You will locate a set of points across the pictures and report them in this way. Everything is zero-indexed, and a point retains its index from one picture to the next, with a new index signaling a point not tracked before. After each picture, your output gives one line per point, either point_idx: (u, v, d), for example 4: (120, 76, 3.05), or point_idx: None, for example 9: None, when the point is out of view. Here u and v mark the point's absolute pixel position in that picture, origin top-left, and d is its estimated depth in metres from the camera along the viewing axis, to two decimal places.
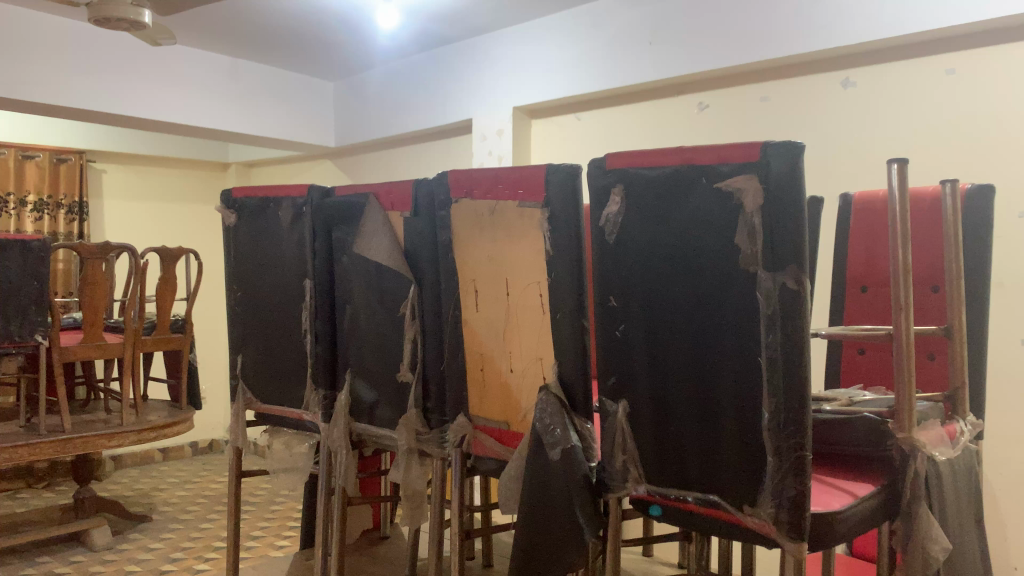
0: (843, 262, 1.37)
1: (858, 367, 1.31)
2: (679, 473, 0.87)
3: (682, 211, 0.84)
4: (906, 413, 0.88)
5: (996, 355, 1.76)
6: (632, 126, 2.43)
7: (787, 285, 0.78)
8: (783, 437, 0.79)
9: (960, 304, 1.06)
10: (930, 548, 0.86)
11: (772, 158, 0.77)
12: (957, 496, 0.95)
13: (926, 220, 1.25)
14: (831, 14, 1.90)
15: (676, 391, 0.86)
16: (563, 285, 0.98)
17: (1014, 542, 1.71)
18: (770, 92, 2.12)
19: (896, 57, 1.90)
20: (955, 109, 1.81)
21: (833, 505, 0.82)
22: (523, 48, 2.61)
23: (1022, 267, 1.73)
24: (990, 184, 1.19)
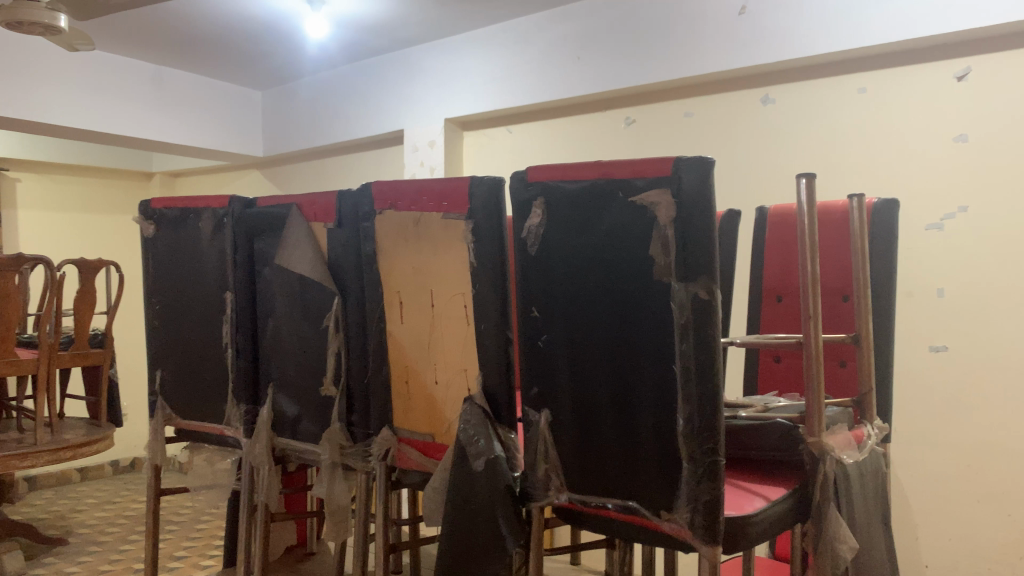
0: (760, 273, 1.42)
1: (773, 375, 1.36)
2: (599, 481, 0.89)
3: (601, 223, 0.86)
4: (816, 418, 0.91)
5: (906, 362, 1.84)
6: (561, 140, 2.47)
7: (699, 295, 0.80)
8: (697, 442, 0.81)
9: (867, 313, 1.11)
10: (839, 549, 0.90)
11: (683, 172, 0.79)
12: (864, 498, 0.99)
13: (836, 232, 1.31)
14: (751, 33, 1.97)
15: (595, 400, 0.88)
16: (486, 296, 0.99)
17: (924, 539, 1.79)
18: (694, 108, 2.18)
19: (812, 77, 1.98)
20: (866, 126, 1.89)
21: (746, 509, 0.85)
22: (453, 60, 2.62)
23: (929, 277, 1.81)
24: (894, 198, 1.26)
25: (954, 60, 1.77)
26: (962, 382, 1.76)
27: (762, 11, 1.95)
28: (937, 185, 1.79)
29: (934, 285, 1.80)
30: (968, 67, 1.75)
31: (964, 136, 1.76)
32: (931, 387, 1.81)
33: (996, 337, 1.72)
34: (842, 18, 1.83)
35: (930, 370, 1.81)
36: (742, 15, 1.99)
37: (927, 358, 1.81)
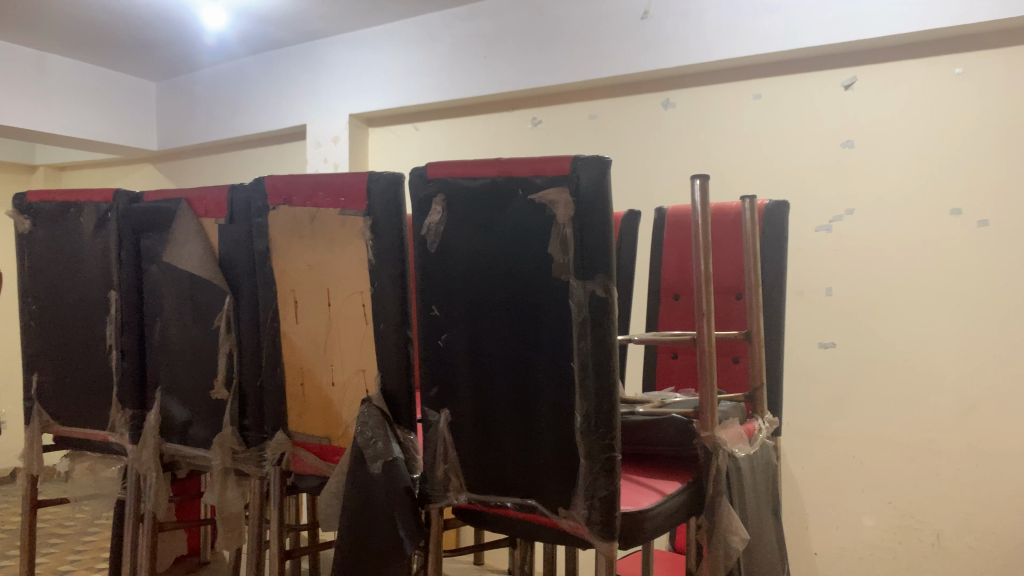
0: (658, 272, 1.45)
1: (671, 371, 1.39)
2: (499, 480, 0.88)
3: (501, 221, 0.85)
4: (709, 413, 0.93)
5: (797, 358, 1.92)
6: (468, 139, 2.46)
7: (596, 292, 0.81)
8: (594, 439, 0.82)
9: (758, 311, 1.15)
10: (731, 540, 0.91)
11: (581, 171, 0.79)
12: (755, 489, 1.02)
13: (729, 233, 1.35)
14: (653, 38, 2.02)
15: (495, 400, 0.87)
16: (385, 295, 0.97)
17: (813, 528, 1.87)
18: (598, 109, 2.21)
19: (711, 81, 2.03)
20: (761, 130, 1.96)
21: (642, 504, 0.86)
22: (357, 56, 2.57)
23: (818, 276, 1.89)
24: (783, 201, 1.31)
25: (842, 69, 1.86)
26: (848, 376, 1.85)
27: (664, 15, 2.00)
28: (826, 188, 1.87)
29: (823, 284, 1.88)
30: (854, 77, 1.84)
31: (850, 142, 1.84)
32: (820, 382, 1.89)
33: (879, 333, 1.81)
34: (739, 26, 1.90)
35: (819, 366, 1.89)
36: (645, 19, 2.03)
37: (816, 354, 1.89)
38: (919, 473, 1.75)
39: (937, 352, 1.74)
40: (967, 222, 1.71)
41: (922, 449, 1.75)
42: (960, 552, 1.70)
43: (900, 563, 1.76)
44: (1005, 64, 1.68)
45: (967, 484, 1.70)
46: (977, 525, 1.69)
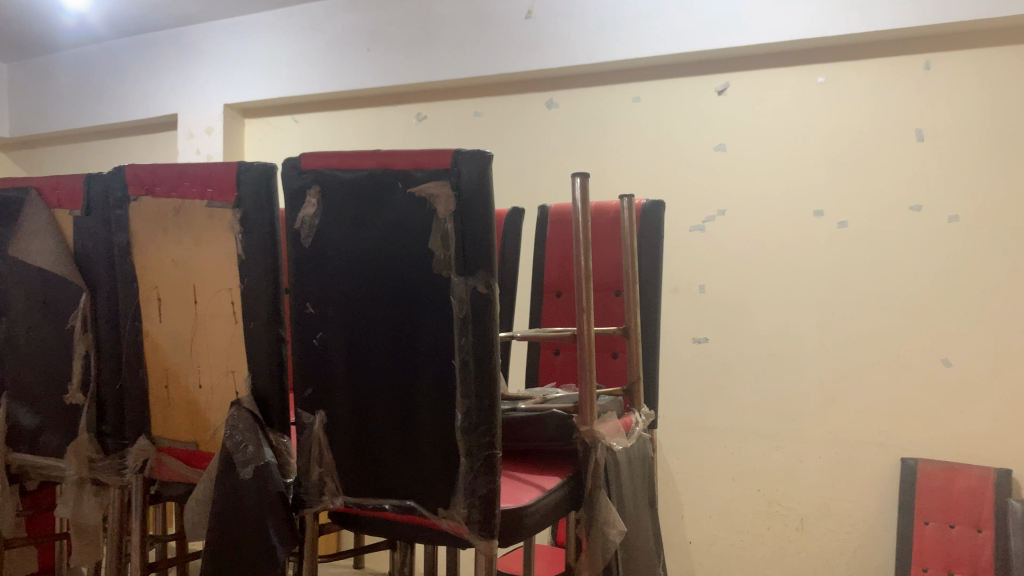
0: (541, 270, 1.46)
1: (553, 367, 1.40)
2: (376, 482, 0.86)
3: (379, 216, 0.82)
4: (588, 408, 0.94)
5: (672, 353, 1.98)
6: (350, 133, 2.40)
7: (477, 289, 0.79)
8: (475, 437, 0.80)
9: (635, 307, 1.17)
10: (608, 532, 0.92)
11: (462, 165, 0.77)
12: (633, 482, 1.04)
13: (608, 230, 1.37)
14: (536, 38, 2.03)
15: (373, 400, 0.84)
16: (257, 293, 0.93)
17: (687, 517, 1.94)
18: (482, 107, 2.20)
19: (593, 83, 2.07)
20: (639, 130, 2.01)
21: (522, 501, 0.85)
22: (233, 43, 2.46)
23: (693, 273, 1.96)
24: (660, 200, 1.34)
25: (715, 75, 1.94)
26: (720, 370, 1.92)
27: (547, 17, 2.02)
28: (701, 190, 1.94)
29: (697, 281, 1.95)
30: (726, 82, 1.93)
31: (722, 146, 1.92)
32: (694, 376, 1.96)
33: (749, 328, 1.90)
34: (618, 30, 1.94)
35: (693, 360, 1.96)
36: (529, 19, 2.04)
37: (691, 349, 1.96)
38: (785, 461, 1.85)
39: (800, 345, 1.85)
40: (828, 224, 1.83)
41: (787, 438, 1.85)
42: (822, 534, 1.82)
43: (768, 547, 1.86)
44: (861, 76, 1.81)
45: (828, 470, 1.81)
46: (836, 509, 1.81)
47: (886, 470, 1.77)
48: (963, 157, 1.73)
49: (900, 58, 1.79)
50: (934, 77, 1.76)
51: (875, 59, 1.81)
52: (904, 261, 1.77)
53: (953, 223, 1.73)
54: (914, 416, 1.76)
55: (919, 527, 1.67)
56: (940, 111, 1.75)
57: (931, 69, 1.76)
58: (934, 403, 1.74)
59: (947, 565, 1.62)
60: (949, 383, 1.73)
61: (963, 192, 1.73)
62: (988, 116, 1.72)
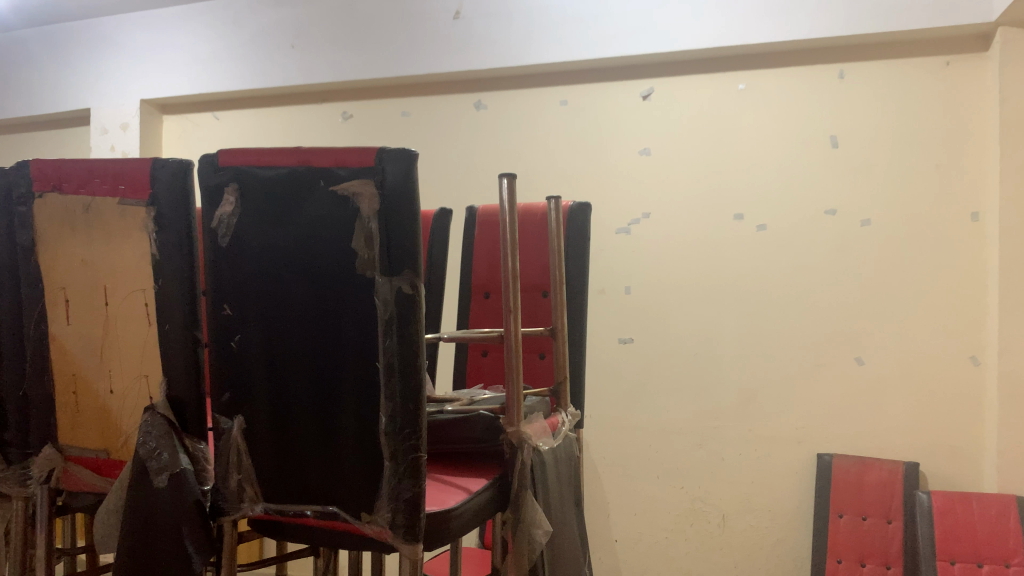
0: (469, 271, 1.45)
1: (480, 369, 1.39)
2: (297, 488, 0.84)
3: (300, 215, 0.80)
4: (514, 408, 0.94)
5: (598, 353, 2.00)
6: (273, 131, 2.34)
7: (402, 289, 0.78)
8: (400, 439, 0.79)
9: (562, 308, 1.18)
10: (535, 533, 0.92)
11: (387, 163, 0.76)
12: (559, 482, 1.04)
13: (535, 232, 1.38)
14: (464, 38, 2.03)
15: (294, 404, 0.82)
16: (171, 294, 0.89)
17: (613, 515, 1.97)
18: (410, 108, 2.19)
19: (520, 86, 2.08)
20: (567, 133, 2.03)
21: (448, 503, 0.84)
22: (151, 36, 2.38)
23: (619, 274, 1.98)
24: (586, 203, 1.35)
25: (640, 80, 1.98)
26: (644, 370, 1.96)
27: (474, 18, 2.02)
28: (626, 193, 1.97)
29: (622, 283, 1.98)
30: (651, 88, 1.96)
31: (647, 150, 1.96)
32: (620, 376, 1.98)
33: (673, 329, 1.93)
34: (546, 33, 1.95)
35: (620, 361, 1.98)
36: (457, 19, 2.03)
37: (617, 349, 1.98)
38: (707, 458, 1.89)
39: (722, 345, 1.90)
40: (747, 227, 1.88)
41: (709, 436, 1.90)
42: (742, 529, 1.87)
43: (691, 544, 1.90)
44: (778, 85, 1.88)
45: (748, 467, 1.87)
46: (756, 504, 1.86)
47: (803, 465, 1.83)
48: (874, 163, 1.81)
49: (816, 67, 1.86)
50: (848, 86, 1.83)
51: (792, 67, 1.87)
52: (819, 263, 1.83)
53: (865, 227, 1.81)
54: (829, 413, 1.83)
55: (833, 520, 1.72)
56: (853, 119, 1.83)
57: (844, 78, 1.83)
58: (847, 400, 1.82)
59: (860, 556, 1.68)
60: (861, 380, 1.81)
61: (874, 197, 1.81)
62: (896, 124, 1.80)
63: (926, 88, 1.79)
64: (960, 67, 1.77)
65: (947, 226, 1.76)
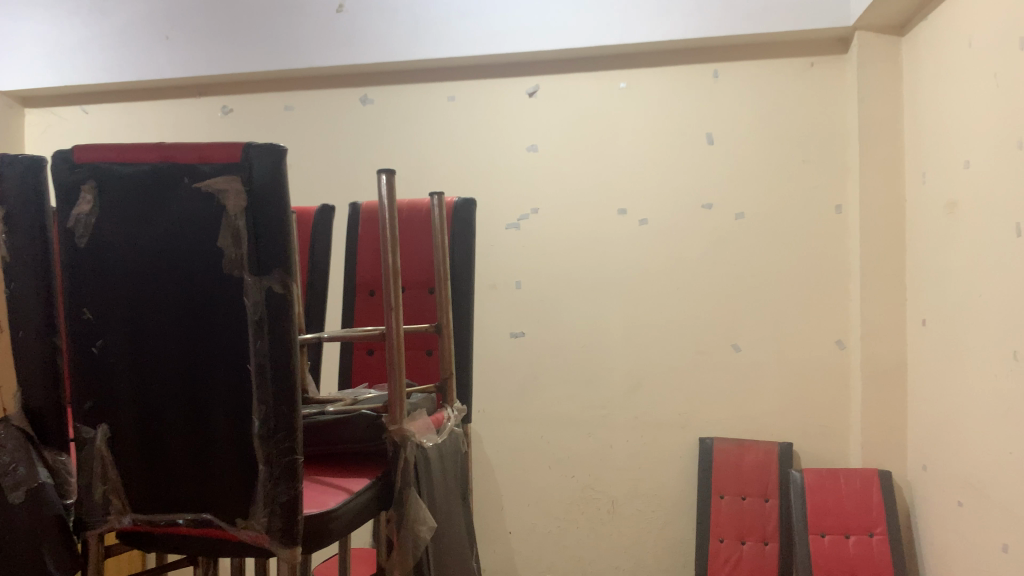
0: (354, 268, 1.43)
1: (367, 367, 1.38)
2: (167, 496, 0.81)
3: (164, 213, 0.77)
4: (398, 406, 0.93)
5: (490, 348, 2.01)
6: (148, 126, 2.24)
7: (273, 289, 0.76)
8: (274, 443, 0.77)
9: (447, 304, 1.17)
10: (419, 530, 0.93)
11: (254, 159, 0.74)
12: (444, 478, 1.04)
13: (420, 227, 1.37)
14: (348, 32, 1.99)
15: (162, 411, 0.79)
16: (25, 299, 0.83)
17: (507, 507, 2.00)
18: (294, 101, 2.13)
19: (406, 81, 2.06)
20: (454, 129, 2.03)
21: (328, 504, 0.83)
22: (9, 23, 2.22)
23: (508, 269, 2.00)
24: (471, 198, 1.36)
25: (526, 77, 2.00)
26: (535, 362, 1.99)
27: (358, 11, 1.99)
28: (514, 189, 2.00)
29: (513, 278, 2.00)
30: (537, 85, 1.99)
31: (534, 146, 1.99)
32: (512, 369, 2.00)
33: (562, 321, 1.97)
34: (431, 28, 1.95)
35: (510, 354, 2.00)
36: (339, 13, 2.00)
37: (507, 343, 2.00)
38: (597, 447, 1.95)
39: (608, 335, 1.95)
40: (630, 220, 1.94)
41: (598, 426, 1.95)
42: (630, 514, 1.93)
43: (583, 531, 1.95)
44: (657, 83, 1.94)
45: (635, 454, 1.93)
46: (644, 490, 1.93)
47: (686, 450, 1.91)
48: (746, 159, 1.90)
49: (692, 67, 1.93)
50: (721, 85, 1.91)
51: (670, 67, 1.93)
52: (698, 255, 1.91)
53: (739, 220, 1.90)
54: (710, 398, 1.91)
55: (716, 501, 1.80)
56: (727, 117, 1.91)
57: (718, 78, 1.91)
58: (726, 385, 1.90)
59: (740, 534, 1.76)
60: (738, 366, 1.90)
61: (747, 192, 1.89)
62: (768, 122, 1.89)
63: (793, 87, 1.89)
64: (823, 68, 1.87)
65: (814, 219, 1.87)
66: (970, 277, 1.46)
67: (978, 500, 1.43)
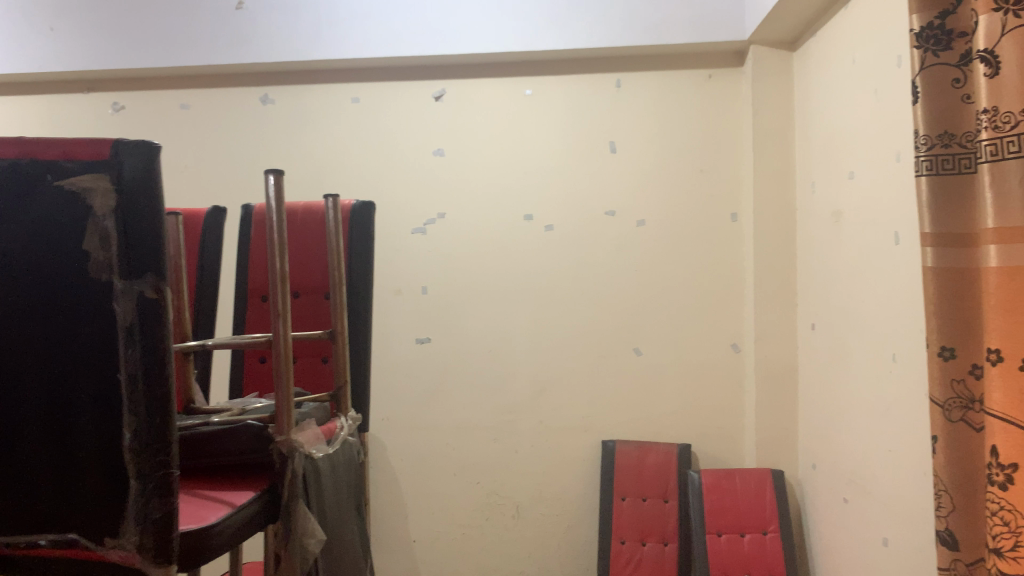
0: (245, 273, 1.38)
1: (259, 375, 1.34)
2: (27, 516, 0.75)
3: (21, 213, 0.71)
4: (285, 416, 0.91)
5: (394, 355, 1.98)
6: (30, 122, 2.11)
7: (146, 294, 0.72)
8: (146, 457, 0.74)
9: (342, 311, 1.14)
10: (307, 544, 0.90)
11: (124, 157, 0.70)
12: (336, 490, 1.01)
13: (315, 231, 1.34)
14: (247, 30, 1.93)
15: (20, 426, 0.73)
16: None
17: (411, 516, 1.97)
18: (189, 100, 2.05)
19: (309, 82, 2.01)
20: (357, 132, 2.00)
21: (208, 519, 0.81)
22: None
23: (413, 274, 1.98)
24: (369, 202, 1.34)
25: (431, 81, 1.98)
26: (439, 368, 1.97)
27: (258, 8, 1.92)
28: (419, 194, 1.98)
29: (418, 283, 1.98)
30: (442, 89, 1.98)
31: (440, 150, 1.97)
32: (416, 376, 1.98)
33: (466, 327, 1.96)
34: (334, 29, 1.90)
35: (415, 360, 1.98)
36: (239, 10, 1.93)
37: (411, 349, 1.98)
38: (501, 453, 1.95)
39: (513, 341, 1.95)
40: (536, 226, 1.95)
41: (502, 431, 1.95)
42: (534, 519, 1.94)
43: (487, 537, 1.95)
44: (562, 90, 1.95)
45: (539, 458, 1.94)
46: (547, 494, 1.94)
47: (589, 454, 1.93)
48: (647, 167, 1.93)
49: (596, 75, 1.95)
50: (624, 95, 1.94)
51: (575, 75, 1.95)
52: (600, 260, 1.93)
53: (640, 227, 1.93)
54: (613, 402, 1.93)
55: (617, 503, 1.82)
56: (629, 125, 1.94)
57: (621, 87, 1.94)
58: (628, 389, 1.93)
59: (641, 535, 1.79)
60: (639, 370, 1.93)
61: (648, 200, 1.93)
62: (668, 131, 1.94)
63: (693, 98, 1.93)
64: (720, 80, 1.93)
65: (712, 227, 1.92)
66: (854, 283, 1.53)
67: (861, 496, 1.49)
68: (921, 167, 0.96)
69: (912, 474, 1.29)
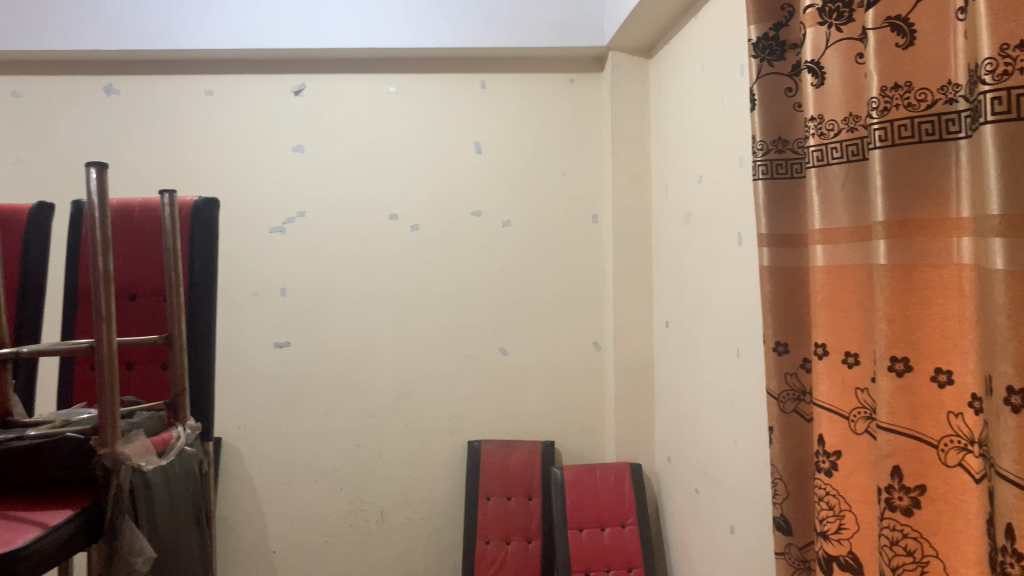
0: (75, 274, 1.29)
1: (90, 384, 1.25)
2: None
3: None
4: (109, 426, 0.87)
5: (251, 359, 1.90)
6: None
7: None
8: None
9: (179, 313, 1.08)
10: (134, 563, 0.84)
11: None
12: (173, 504, 0.95)
13: (154, 229, 1.26)
14: (86, 15, 1.80)
15: None
16: None
17: (270, 525, 1.89)
18: (22, 87, 1.89)
19: (157, 72, 1.90)
20: (210, 125, 1.90)
21: (15, 542, 0.74)
22: None
23: (271, 274, 1.90)
24: (212, 199, 1.27)
25: (291, 75, 1.92)
26: (300, 373, 1.91)
27: None
28: (278, 192, 1.90)
29: (277, 284, 1.90)
30: (303, 84, 1.91)
31: (301, 147, 1.91)
32: (275, 381, 1.90)
33: (328, 329, 1.91)
34: (185, 19, 1.81)
35: (274, 364, 1.90)
36: None
37: (270, 354, 1.90)
38: (365, 458, 1.90)
39: (376, 343, 1.91)
40: (401, 226, 1.92)
41: (366, 436, 1.91)
42: (398, 523, 1.91)
43: (350, 543, 1.90)
44: (426, 89, 1.93)
45: (404, 461, 1.91)
46: (412, 497, 1.91)
47: (454, 455, 1.92)
48: (511, 168, 1.95)
49: (461, 75, 1.94)
50: (488, 96, 1.94)
51: (440, 74, 1.94)
52: (466, 261, 1.93)
53: (505, 228, 1.94)
54: (477, 403, 1.93)
55: (482, 503, 1.82)
56: (493, 126, 1.95)
57: (486, 88, 1.94)
58: (493, 390, 1.93)
59: (505, 534, 1.79)
60: (503, 371, 1.94)
61: (512, 201, 1.94)
62: (531, 133, 1.95)
63: (557, 102, 1.96)
64: (581, 85, 1.96)
65: (574, 228, 1.95)
66: (704, 282, 1.59)
67: (711, 487, 1.55)
68: (759, 171, 1.00)
69: (753, 464, 1.35)
